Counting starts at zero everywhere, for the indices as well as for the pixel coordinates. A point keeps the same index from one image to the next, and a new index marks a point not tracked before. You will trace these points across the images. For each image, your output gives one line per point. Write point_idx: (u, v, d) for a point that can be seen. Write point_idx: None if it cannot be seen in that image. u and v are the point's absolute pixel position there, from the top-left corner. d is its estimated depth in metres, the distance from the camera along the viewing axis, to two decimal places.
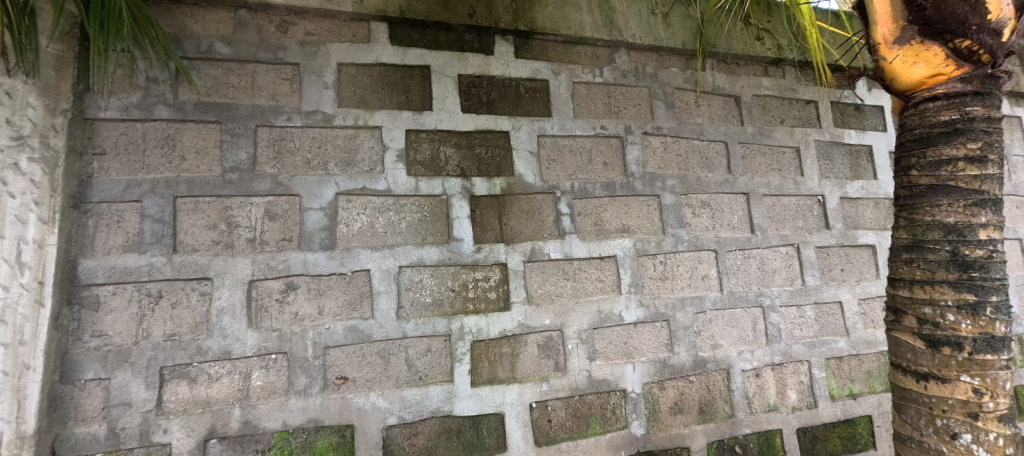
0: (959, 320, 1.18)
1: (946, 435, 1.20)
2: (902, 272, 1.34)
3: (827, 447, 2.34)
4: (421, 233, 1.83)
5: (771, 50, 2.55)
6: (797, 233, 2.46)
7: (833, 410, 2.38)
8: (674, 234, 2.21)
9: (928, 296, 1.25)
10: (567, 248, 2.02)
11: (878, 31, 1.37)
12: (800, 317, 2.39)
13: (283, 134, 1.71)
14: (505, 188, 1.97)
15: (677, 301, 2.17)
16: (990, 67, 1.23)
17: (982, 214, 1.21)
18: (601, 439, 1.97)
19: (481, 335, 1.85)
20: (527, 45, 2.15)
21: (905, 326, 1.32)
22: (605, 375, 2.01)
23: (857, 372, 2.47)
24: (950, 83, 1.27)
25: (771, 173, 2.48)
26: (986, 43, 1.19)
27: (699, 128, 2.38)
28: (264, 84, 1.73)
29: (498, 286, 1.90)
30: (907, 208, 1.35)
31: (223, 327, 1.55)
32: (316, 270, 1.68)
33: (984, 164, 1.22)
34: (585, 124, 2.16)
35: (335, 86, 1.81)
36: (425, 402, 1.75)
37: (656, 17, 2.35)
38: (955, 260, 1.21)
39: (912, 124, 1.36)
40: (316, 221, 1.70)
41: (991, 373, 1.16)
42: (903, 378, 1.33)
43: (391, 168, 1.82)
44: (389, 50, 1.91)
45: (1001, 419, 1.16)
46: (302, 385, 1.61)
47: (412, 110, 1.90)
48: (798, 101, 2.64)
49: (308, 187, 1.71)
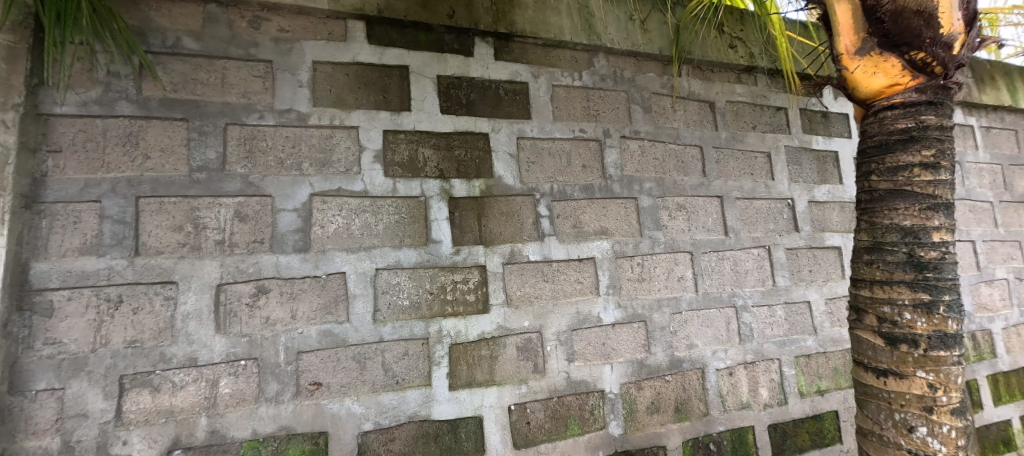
0: (915, 318, 1.25)
1: (904, 428, 1.26)
2: (863, 272, 1.40)
3: (797, 442, 2.42)
4: (399, 235, 1.81)
5: (743, 58, 2.64)
6: (767, 235, 2.54)
7: (802, 406, 2.46)
8: (651, 236, 2.25)
9: (886, 295, 1.31)
10: (546, 249, 2.03)
11: (841, 42, 1.43)
12: (771, 317, 2.47)
13: (254, 133, 1.66)
14: (485, 190, 1.96)
15: (654, 302, 2.21)
16: (942, 78, 1.31)
17: (935, 217, 1.28)
18: (580, 439, 1.98)
19: (459, 337, 1.83)
20: (507, 47, 2.15)
21: (866, 325, 1.38)
22: (583, 376, 2.02)
23: (825, 369, 2.56)
24: (907, 93, 1.34)
25: (744, 177, 2.55)
26: (939, 55, 1.27)
27: (675, 132, 2.43)
28: (235, 80, 1.67)
29: (477, 288, 1.89)
30: (867, 211, 1.42)
31: (189, 332, 1.49)
32: (289, 273, 1.63)
33: (937, 171, 1.30)
34: (565, 126, 2.17)
35: (310, 85, 1.77)
36: (402, 407, 1.72)
37: (634, 23, 2.39)
38: (911, 261, 1.27)
39: (873, 132, 1.43)
40: (289, 222, 1.66)
41: (944, 368, 1.23)
42: (864, 374, 1.39)
43: (368, 168, 1.79)
44: (366, 49, 1.88)
45: (953, 411, 1.22)
46: (273, 392, 1.56)
47: (391, 110, 1.88)
48: (769, 108, 2.74)
49: (280, 187, 1.66)
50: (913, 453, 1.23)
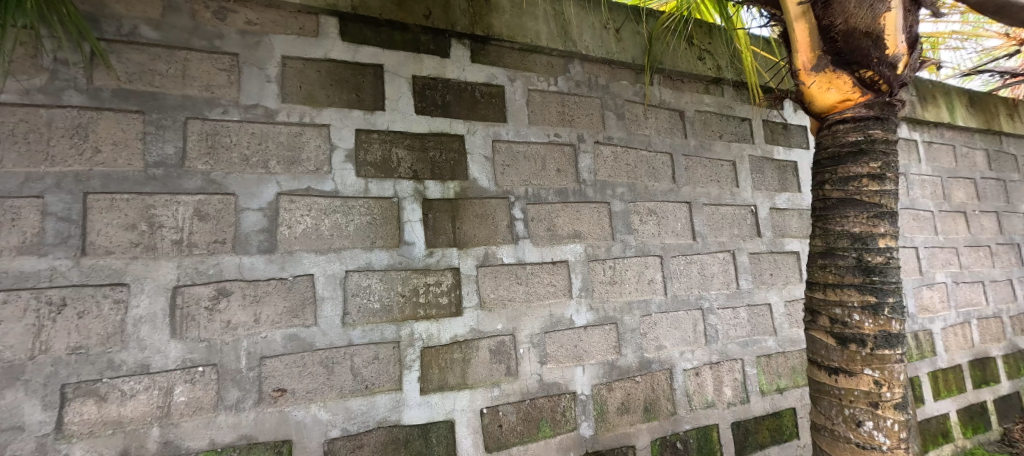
0: (863, 319, 1.33)
1: (853, 423, 1.34)
2: (817, 276, 1.48)
3: (758, 438, 2.52)
4: (370, 236, 1.77)
5: (711, 70, 2.74)
6: (732, 240, 2.64)
7: (763, 404, 2.57)
8: (623, 239, 2.30)
9: (838, 298, 1.39)
10: (520, 253, 2.03)
11: (799, 58, 1.52)
12: (735, 318, 2.57)
13: (217, 128, 1.59)
14: (459, 193, 1.95)
15: (625, 305, 2.25)
16: (887, 96, 1.41)
17: (881, 225, 1.37)
18: (551, 441, 1.99)
19: (431, 341, 1.81)
20: (483, 50, 2.15)
21: (820, 325, 1.45)
22: (555, 378, 2.04)
23: (784, 369, 2.68)
24: (856, 108, 1.43)
25: (711, 184, 2.65)
26: (885, 74, 1.37)
27: (646, 139, 2.49)
28: (198, 73, 1.60)
29: (450, 290, 1.87)
30: (822, 218, 1.50)
31: (141, 338, 1.40)
32: (252, 275, 1.57)
33: (883, 182, 1.39)
34: (540, 131, 2.19)
35: (279, 80, 1.71)
36: (372, 412, 1.68)
37: (608, 31, 2.44)
38: (860, 266, 1.36)
39: (826, 144, 1.51)
40: (253, 223, 1.59)
41: (888, 365, 1.31)
42: (817, 372, 1.46)
43: (340, 168, 1.75)
44: (339, 46, 1.84)
45: (896, 406, 1.31)
46: (233, 399, 1.49)
47: (364, 109, 1.84)
48: (735, 119, 2.85)
49: (244, 185, 1.60)
50: (860, 446, 1.31)
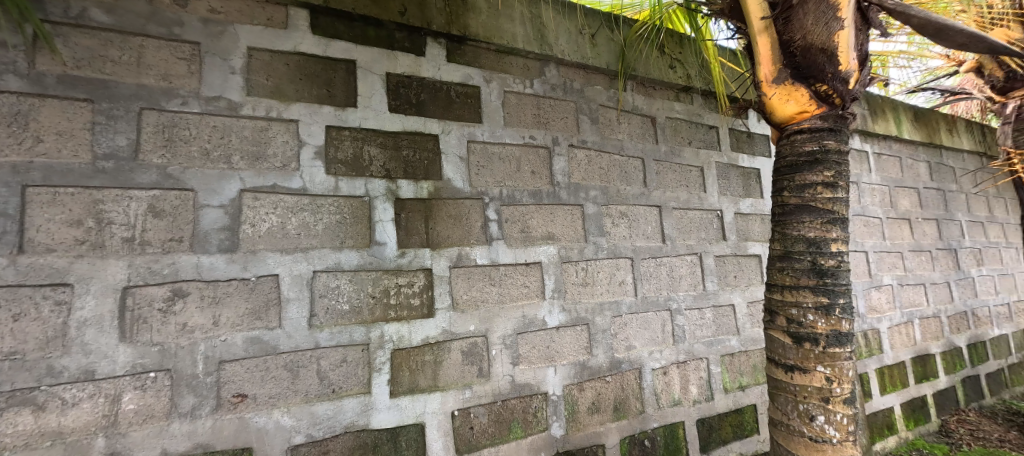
0: (817, 319, 1.41)
1: (806, 418, 1.41)
2: (775, 278, 1.55)
3: (721, 434, 2.62)
4: (340, 236, 1.73)
5: (681, 78, 2.83)
6: (699, 243, 2.73)
7: (726, 401, 2.66)
8: (595, 242, 2.34)
9: (794, 299, 1.46)
10: (493, 253, 2.03)
11: (761, 70, 1.60)
12: (701, 319, 2.66)
13: (175, 120, 1.51)
14: (432, 193, 1.93)
15: (596, 306, 2.29)
16: (840, 109, 1.50)
17: (833, 230, 1.45)
18: (523, 442, 1.99)
19: (402, 343, 1.78)
20: (459, 50, 2.14)
21: (778, 325, 1.52)
22: (527, 379, 2.04)
23: (746, 367, 2.79)
24: (812, 120, 1.52)
25: (680, 188, 2.73)
26: (838, 89, 1.46)
27: (619, 144, 2.54)
28: (155, 62, 1.51)
29: (422, 291, 1.85)
30: (780, 223, 1.57)
31: (86, 342, 1.31)
32: (212, 276, 1.49)
33: (835, 190, 1.47)
34: (515, 133, 2.20)
35: (244, 72, 1.64)
36: (339, 417, 1.63)
37: (583, 37, 2.47)
38: (814, 268, 1.44)
39: (785, 152, 1.59)
40: (214, 220, 1.52)
41: (838, 363, 1.39)
42: (775, 370, 1.53)
43: (308, 165, 1.70)
44: (309, 40, 1.78)
45: (845, 401, 1.39)
46: (188, 406, 1.42)
47: (335, 105, 1.79)
48: (703, 126, 2.95)
49: (204, 181, 1.52)
50: (813, 439, 1.38)
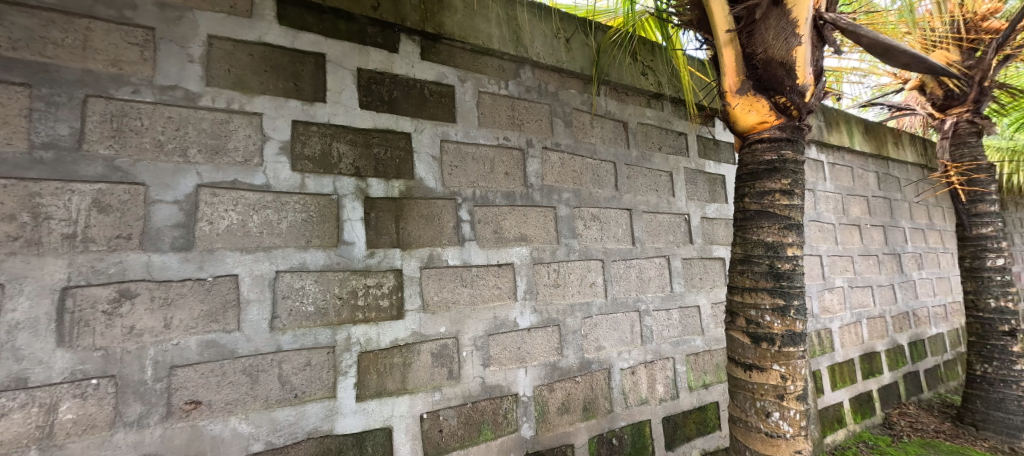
0: (773, 320, 1.47)
1: (763, 414, 1.47)
2: (736, 281, 1.62)
3: (685, 431, 2.69)
4: (306, 235, 1.67)
5: (652, 85, 2.90)
6: (668, 246, 2.81)
7: (690, 399, 2.75)
8: (567, 243, 2.36)
9: (752, 300, 1.53)
10: (465, 255, 2.01)
11: (726, 81, 1.66)
12: (668, 320, 2.73)
13: (125, 109, 1.42)
14: (404, 192, 1.90)
15: (568, 307, 2.31)
16: (796, 120, 1.58)
17: (790, 235, 1.53)
18: (492, 443, 1.99)
19: (370, 345, 1.74)
20: (434, 48, 2.11)
21: (738, 325, 1.58)
22: (497, 381, 2.03)
23: (709, 366, 2.89)
24: (772, 130, 1.59)
25: (650, 192, 2.80)
26: (795, 101, 1.54)
27: (592, 147, 2.58)
28: (102, 46, 1.41)
29: (392, 293, 1.81)
30: (741, 228, 1.63)
31: (18, 347, 1.20)
32: (164, 275, 1.41)
33: (792, 197, 1.55)
34: (489, 133, 2.19)
35: (204, 62, 1.56)
36: (301, 423, 1.58)
37: (559, 41, 2.50)
38: (771, 272, 1.51)
39: (746, 160, 1.66)
40: (167, 217, 1.43)
41: (793, 361, 1.46)
42: (734, 368, 1.59)
43: (272, 161, 1.63)
44: (276, 30, 1.71)
45: (799, 397, 1.45)
46: (135, 415, 1.33)
47: (302, 100, 1.73)
48: (672, 132, 3.04)
49: (157, 175, 1.43)
50: (769, 435, 1.44)
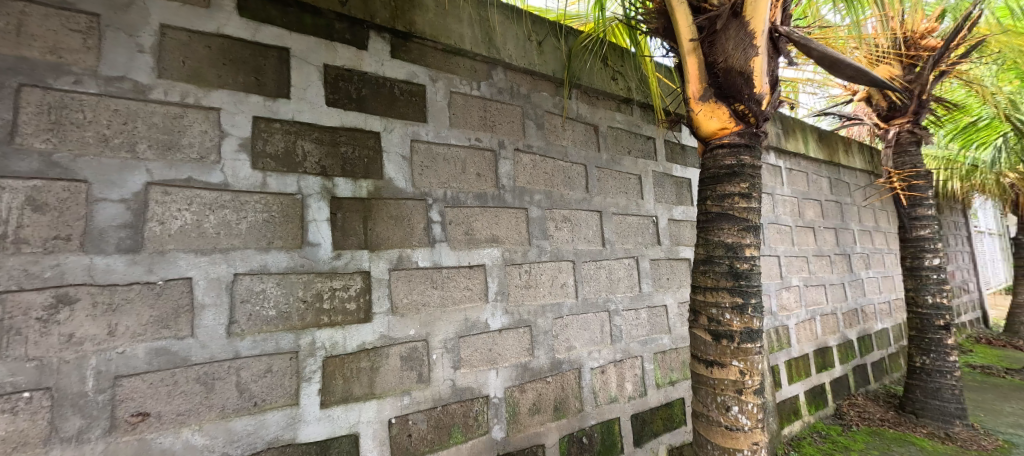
0: (732, 318, 1.54)
1: (723, 409, 1.52)
2: (698, 280, 1.67)
3: (653, 428, 2.76)
4: (267, 236, 1.61)
5: (622, 90, 2.97)
6: (636, 247, 2.88)
7: (657, 396, 2.82)
8: (538, 245, 2.38)
9: (713, 299, 1.59)
10: (435, 256, 1.99)
11: (689, 88, 1.72)
12: (636, 319, 2.79)
13: (66, 101, 1.32)
14: (373, 192, 1.85)
15: (539, 308, 2.33)
16: (754, 127, 1.66)
17: (748, 237, 1.60)
18: (463, 446, 1.97)
19: (336, 349, 1.69)
20: (404, 46, 2.08)
21: (700, 324, 1.63)
22: (468, 383, 2.02)
23: (675, 363, 2.97)
24: (732, 136, 1.66)
25: (619, 195, 2.86)
26: (752, 109, 1.61)
27: (563, 150, 2.61)
28: (39, 32, 1.31)
29: (359, 295, 1.77)
30: (703, 230, 1.70)
31: None
32: (108, 279, 1.32)
33: (749, 200, 1.62)
34: (460, 134, 2.18)
35: (155, 52, 1.47)
36: (261, 432, 1.51)
37: (531, 43, 2.51)
38: (730, 272, 1.57)
39: (708, 165, 1.72)
40: (112, 216, 1.34)
41: (750, 357, 1.53)
42: (697, 365, 1.64)
43: (231, 158, 1.56)
44: (235, 22, 1.64)
45: (755, 391, 1.52)
46: (74, 430, 1.24)
47: (264, 95, 1.66)
48: (641, 136, 3.11)
49: (101, 172, 1.34)
50: (729, 428, 1.50)
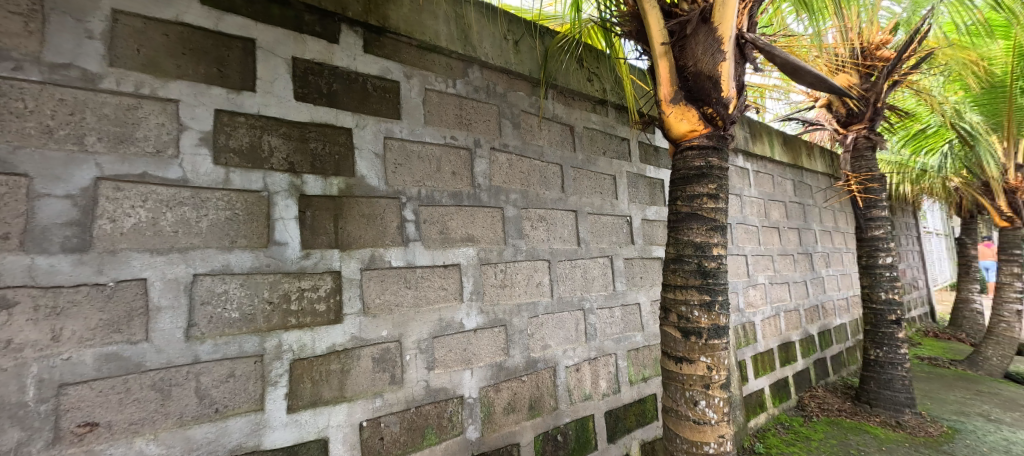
0: (701, 315, 1.58)
1: (692, 403, 1.57)
2: (669, 279, 1.71)
3: (626, 424, 2.81)
4: (230, 235, 1.54)
5: (597, 91, 3.00)
6: (611, 246, 2.92)
7: (630, 392, 2.87)
8: (514, 244, 2.38)
9: (683, 297, 1.62)
10: (409, 256, 1.96)
11: (661, 90, 1.75)
12: (610, 317, 2.83)
13: (3, 88, 1.22)
14: (344, 190, 1.81)
15: (514, 307, 2.32)
16: (721, 130, 1.71)
17: (715, 236, 1.65)
18: (436, 448, 1.95)
19: (304, 352, 1.64)
20: (378, 41, 2.03)
21: (670, 321, 1.66)
22: (442, 383, 2.00)
23: (648, 360, 3.04)
24: (700, 138, 1.70)
25: (594, 195, 2.89)
26: (720, 112, 1.66)
27: (539, 149, 2.62)
28: None
29: (329, 296, 1.72)
30: (673, 229, 1.73)
31: None
32: (52, 280, 1.23)
33: (717, 201, 1.67)
34: (435, 132, 2.15)
35: (106, 39, 1.38)
36: (223, 439, 1.45)
37: (507, 42, 2.50)
38: (699, 270, 1.61)
39: (678, 166, 1.76)
40: (57, 213, 1.25)
41: (717, 352, 1.58)
42: (667, 362, 1.68)
43: (191, 153, 1.49)
44: (196, 10, 1.56)
45: (722, 386, 1.57)
46: (11, 443, 1.15)
47: (228, 87, 1.59)
48: (616, 137, 3.16)
49: (44, 165, 1.25)
50: (697, 422, 1.54)
